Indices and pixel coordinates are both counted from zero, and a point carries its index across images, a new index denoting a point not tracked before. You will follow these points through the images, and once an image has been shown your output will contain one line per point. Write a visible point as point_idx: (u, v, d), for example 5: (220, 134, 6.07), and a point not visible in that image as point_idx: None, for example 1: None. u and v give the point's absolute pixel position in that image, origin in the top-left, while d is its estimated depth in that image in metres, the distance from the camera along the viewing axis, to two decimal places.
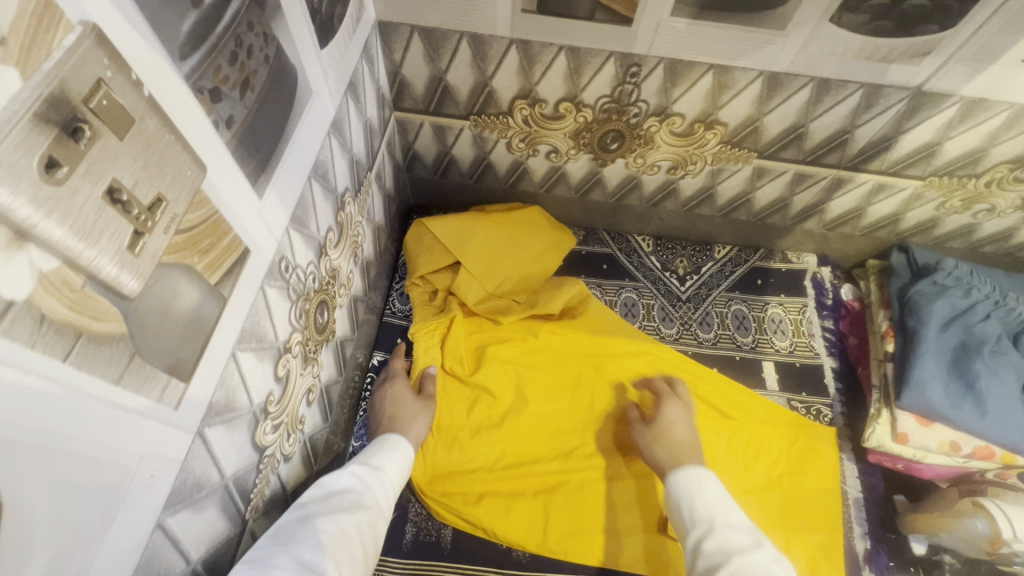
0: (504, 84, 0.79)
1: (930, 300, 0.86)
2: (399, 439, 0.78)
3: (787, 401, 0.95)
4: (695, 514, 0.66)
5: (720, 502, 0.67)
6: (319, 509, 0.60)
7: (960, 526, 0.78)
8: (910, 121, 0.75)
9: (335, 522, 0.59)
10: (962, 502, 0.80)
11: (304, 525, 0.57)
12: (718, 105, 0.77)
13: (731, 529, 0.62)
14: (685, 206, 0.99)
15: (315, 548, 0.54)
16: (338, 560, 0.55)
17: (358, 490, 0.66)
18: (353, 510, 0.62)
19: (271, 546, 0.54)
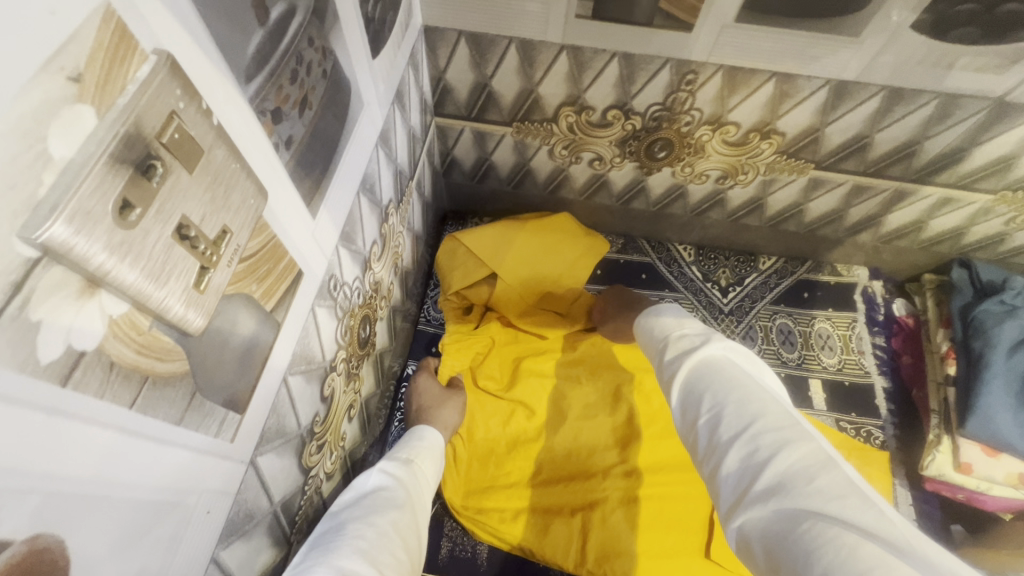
0: (550, 90, 0.76)
1: (997, 321, 0.81)
2: (430, 432, 0.75)
3: (835, 421, 0.91)
4: (658, 334, 0.58)
5: (675, 322, 0.58)
6: (353, 515, 0.53)
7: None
8: (986, 132, 0.70)
9: (371, 522, 0.51)
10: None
11: (337, 531, 0.50)
12: (777, 114, 0.73)
13: (685, 333, 0.54)
14: (731, 215, 0.95)
15: (354, 551, 0.46)
16: (379, 560, 0.47)
17: (390, 488, 0.59)
18: (390, 509, 0.55)
19: (305, 558, 0.47)
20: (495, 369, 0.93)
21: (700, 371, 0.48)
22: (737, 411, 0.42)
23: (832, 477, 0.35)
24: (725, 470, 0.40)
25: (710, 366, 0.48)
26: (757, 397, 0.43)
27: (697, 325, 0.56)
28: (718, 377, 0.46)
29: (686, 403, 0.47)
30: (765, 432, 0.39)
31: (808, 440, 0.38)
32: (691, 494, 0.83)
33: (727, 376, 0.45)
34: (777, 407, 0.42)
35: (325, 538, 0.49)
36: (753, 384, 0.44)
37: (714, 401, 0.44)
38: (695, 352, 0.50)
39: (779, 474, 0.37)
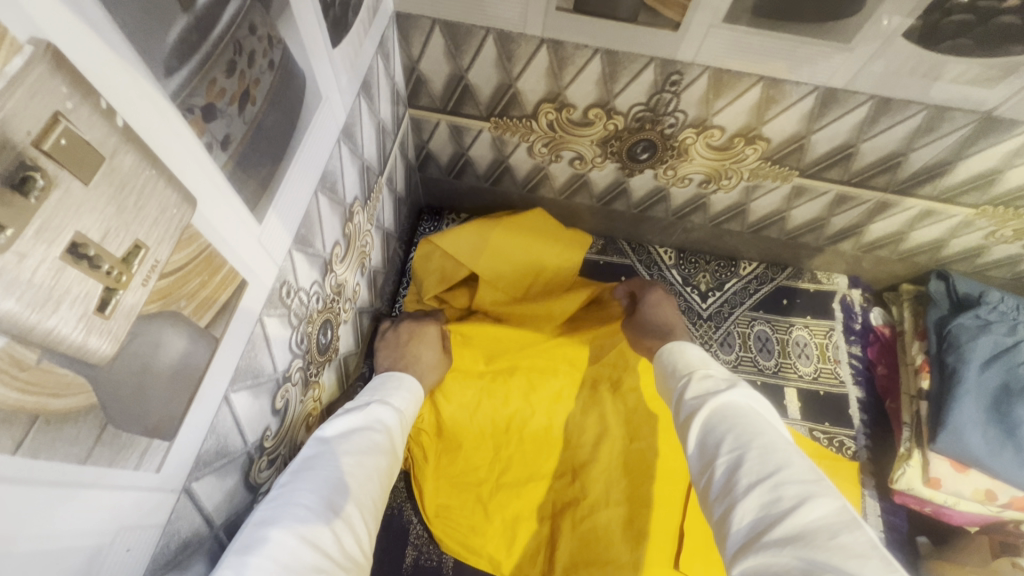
0: (529, 85, 0.72)
1: (970, 336, 0.82)
2: (412, 382, 0.71)
3: (809, 431, 0.91)
4: (680, 365, 0.63)
5: (699, 360, 0.62)
6: (336, 444, 0.51)
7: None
8: (973, 147, 0.69)
9: (360, 463, 0.50)
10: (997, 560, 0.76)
11: (323, 459, 0.49)
12: (763, 120, 0.70)
13: (710, 373, 0.58)
14: (714, 220, 0.93)
15: (337, 488, 0.46)
16: (362, 505, 0.48)
17: (377, 429, 0.57)
18: (374, 449, 0.54)
19: (293, 480, 0.46)
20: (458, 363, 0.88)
21: (724, 415, 0.51)
22: (760, 457, 0.45)
23: (854, 536, 0.37)
24: (741, 514, 0.43)
25: (736, 411, 0.51)
26: (781, 449, 0.46)
27: (720, 370, 0.60)
28: (744, 423, 0.49)
29: (705, 443, 0.51)
30: (788, 483, 0.42)
31: (829, 497, 0.41)
32: (667, 503, 0.81)
33: (754, 424, 0.49)
34: (801, 461, 0.45)
35: (315, 461, 0.49)
36: (777, 434, 0.48)
37: (737, 444, 0.48)
38: (722, 395, 0.54)
39: (798, 526, 0.39)
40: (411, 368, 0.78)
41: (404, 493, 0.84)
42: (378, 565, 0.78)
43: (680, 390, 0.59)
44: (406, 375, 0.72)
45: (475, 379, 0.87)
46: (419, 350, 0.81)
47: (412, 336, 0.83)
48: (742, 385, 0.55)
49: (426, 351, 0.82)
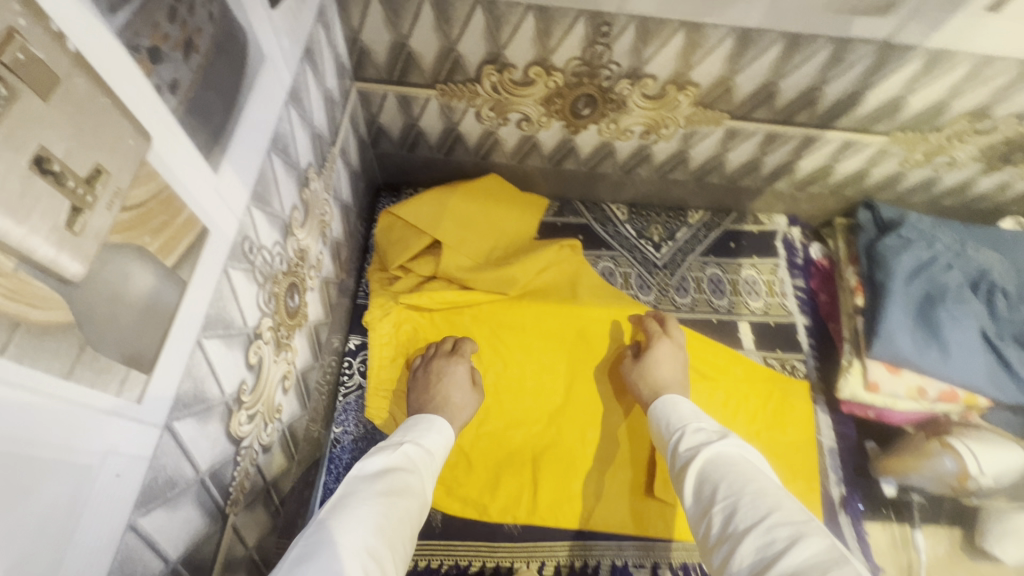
0: (469, 48, 0.75)
1: (895, 253, 0.89)
2: (445, 424, 0.76)
3: (764, 358, 0.98)
4: (674, 418, 0.71)
5: (691, 412, 0.71)
6: (369, 490, 0.57)
7: (927, 464, 0.84)
8: (877, 76, 0.75)
9: (392, 505, 0.57)
10: (929, 442, 0.85)
11: (359, 503, 0.55)
12: (690, 65, 0.75)
13: (702, 427, 0.66)
14: (659, 171, 0.98)
15: (370, 530, 0.52)
16: (391, 545, 0.53)
17: (408, 471, 0.63)
18: (403, 493, 0.60)
19: (331, 521, 0.52)
20: (428, 323, 0.94)
21: (717, 462, 0.59)
22: (753, 503, 0.52)
23: (843, 569, 0.43)
24: (742, 555, 0.48)
25: (727, 459, 0.59)
26: (771, 494, 0.52)
27: (710, 424, 0.68)
28: (735, 471, 0.56)
29: (702, 492, 0.57)
30: (779, 526, 0.48)
31: (818, 536, 0.47)
32: (637, 437, 0.90)
33: (743, 472, 0.56)
34: (791, 505, 0.51)
35: (350, 505, 0.55)
36: (766, 480, 0.55)
37: (732, 493, 0.54)
38: (711, 445, 0.61)
39: (793, 564, 0.44)
40: (440, 412, 0.80)
41: None
42: None
43: (675, 442, 0.66)
44: (434, 423, 0.75)
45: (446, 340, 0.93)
46: (447, 390, 0.82)
47: (440, 376, 0.84)
48: (731, 435, 0.63)
49: (454, 390, 0.83)
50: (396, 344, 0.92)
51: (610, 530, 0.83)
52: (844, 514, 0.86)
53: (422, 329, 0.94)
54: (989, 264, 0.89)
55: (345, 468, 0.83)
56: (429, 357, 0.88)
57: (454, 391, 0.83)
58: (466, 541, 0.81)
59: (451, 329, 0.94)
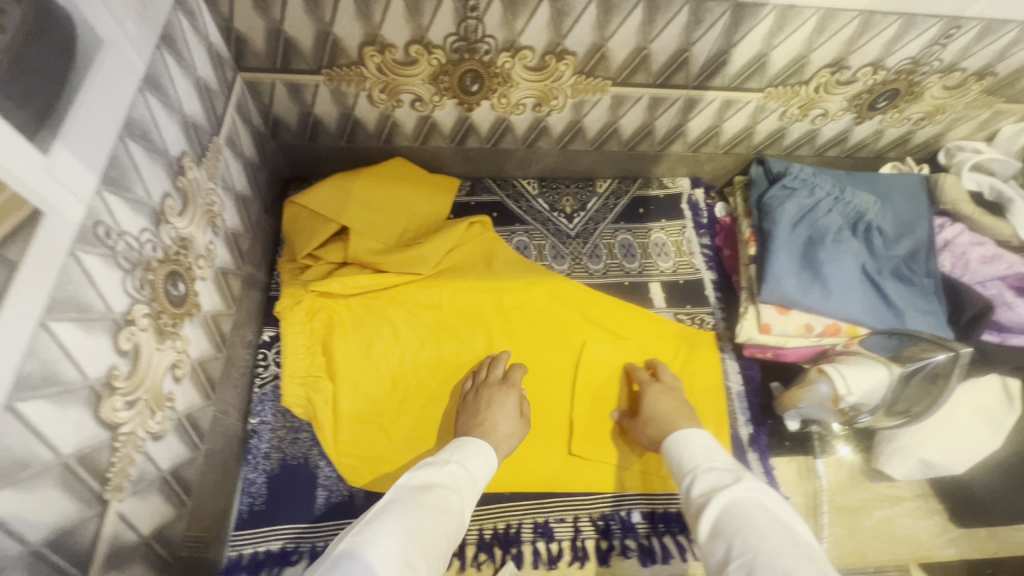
0: (345, 30, 0.76)
1: (780, 202, 0.95)
2: (492, 451, 0.78)
3: (674, 315, 1.03)
4: (686, 457, 0.75)
5: (703, 450, 0.75)
6: (413, 504, 0.62)
7: (808, 393, 0.87)
8: (737, 34, 0.80)
9: (432, 521, 0.61)
10: (810, 371, 0.87)
11: (402, 513, 0.60)
12: (562, 34, 0.79)
13: (716, 471, 0.70)
14: (559, 142, 1.01)
15: (410, 541, 0.57)
16: (425, 556, 0.57)
17: (451, 489, 0.67)
18: (440, 508, 0.63)
19: (375, 524, 0.58)
20: (343, 308, 0.94)
21: (734, 513, 0.63)
22: (768, 564, 0.54)
23: None
24: None
25: (744, 509, 0.63)
26: (789, 557, 0.55)
27: (724, 463, 0.73)
28: (752, 525, 0.60)
29: (720, 541, 0.61)
30: None
31: None
32: (556, 399, 0.94)
33: (762, 526, 0.60)
34: (806, 568, 0.53)
35: (392, 513, 0.60)
36: (782, 538, 0.57)
37: (750, 551, 0.57)
38: (729, 492, 0.66)
39: None
40: (485, 436, 0.80)
41: (309, 442, 0.86)
42: (290, 512, 0.81)
43: (691, 485, 0.71)
44: (483, 451, 0.76)
45: (363, 324, 0.94)
46: (495, 417, 0.83)
47: (490, 403, 0.85)
48: (747, 479, 0.67)
49: (502, 418, 0.83)
50: (311, 332, 0.92)
51: (530, 490, 0.87)
52: (751, 451, 0.92)
53: (337, 315, 0.93)
54: (866, 206, 0.95)
55: (264, 458, 0.83)
56: (480, 381, 0.90)
57: (504, 419, 0.83)
58: None
59: (368, 313, 0.95)
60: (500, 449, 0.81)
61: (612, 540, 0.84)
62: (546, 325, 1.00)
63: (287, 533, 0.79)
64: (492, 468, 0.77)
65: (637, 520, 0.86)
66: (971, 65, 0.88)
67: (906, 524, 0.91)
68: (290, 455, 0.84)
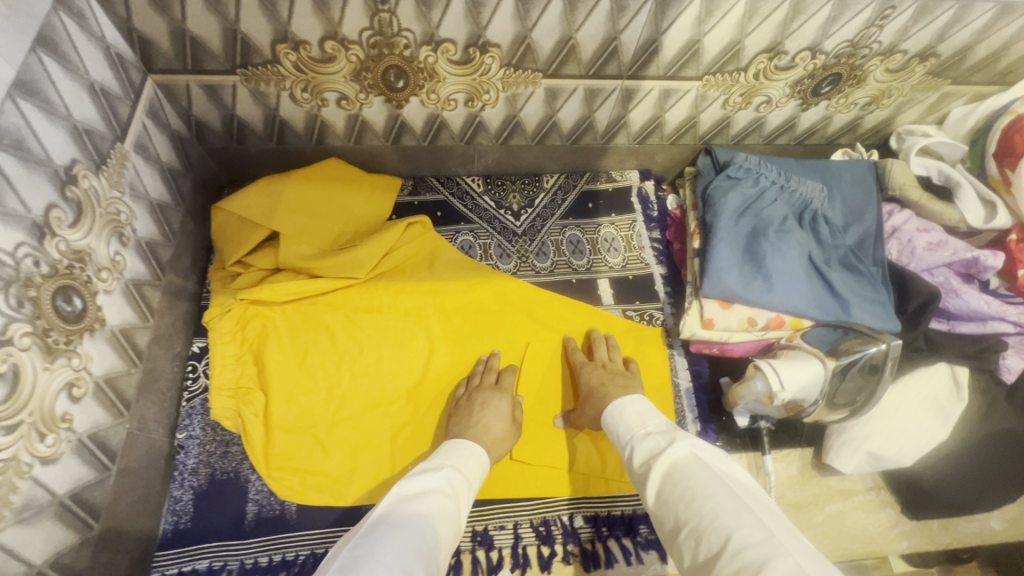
0: (253, 27, 0.73)
1: (723, 194, 0.92)
2: (483, 452, 0.76)
3: (623, 311, 1.01)
4: (623, 427, 0.75)
5: (637, 415, 0.75)
6: (412, 513, 0.59)
7: (746, 389, 0.83)
8: (665, 20, 0.77)
9: (429, 529, 0.58)
10: (748, 369, 0.84)
11: (400, 524, 0.57)
12: (482, 25, 0.75)
13: (651, 435, 0.70)
14: (498, 138, 0.99)
15: (411, 549, 0.54)
16: (426, 565, 0.54)
17: (445, 496, 0.65)
18: (437, 516, 0.61)
19: (372, 539, 0.55)
20: (276, 316, 0.91)
21: (675, 477, 0.63)
22: (715, 526, 0.56)
23: None
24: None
25: (683, 471, 0.63)
26: (730, 512, 0.56)
27: (659, 424, 0.73)
28: (692, 486, 0.61)
29: (666, 506, 0.62)
30: (744, 551, 0.52)
31: (780, 556, 0.50)
32: None
33: (701, 485, 0.60)
34: (749, 521, 0.55)
35: (390, 525, 0.57)
36: (722, 492, 0.59)
37: (694, 514, 0.58)
38: (665, 457, 0.66)
39: None
40: (477, 439, 0.78)
41: (239, 456, 0.83)
42: (218, 529, 0.78)
43: (631, 453, 0.71)
44: (474, 454, 0.75)
45: (298, 331, 0.91)
46: (487, 420, 0.82)
47: (483, 406, 0.83)
48: (681, 438, 0.67)
49: (494, 421, 0.82)
50: (242, 342, 0.89)
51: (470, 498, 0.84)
52: None
53: (270, 323, 0.91)
54: (812, 194, 0.93)
55: (191, 474, 0.81)
56: (473, 386, 0.88)
57: (495, 422, 0.82)
58: (325, 529, 0.81)
59: (304, 321, 0.92)
60: (494, 451, 0.79)
61: (553, 545, 0.83)
62: (488, 326, 0.97)
63: (214, 551, 0.77)
64: (484, 471, 0.76)
65: (579, 524, 0.84)
66: (912, 46, 0.85)
67: (857, 518, 0.89)
68: (219, 470, 0.81)
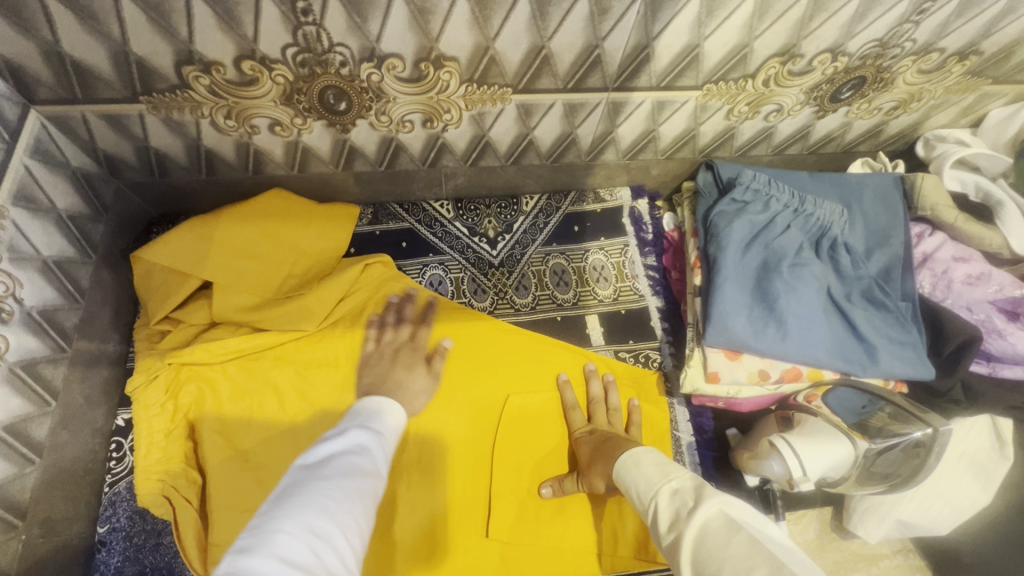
0: (148, 48, 0.59)
1: (728, 220, 0.79)
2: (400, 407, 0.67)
3: (615, 353, 0.89)
4: (641, 483, 0.63)
5: (658, 469, 0.64)
6: (328, 473, 0.47)
7: (759, 467, 0.72)
8: (657, 23, 0.63)
9: (344, 482, 0.47)
10: (762, 443, 0.72)
11: (309, 487, 0.45)
12: (432, 36, 0.61)
13: (676, 491, 0.59)
14: (467, 159, 0.85)
15: (324, 511, 0.42)
16: (341, 524, 0.43)
17: (359, 450, 0.53)
18: (358, 472, 0.49)
19: (279, 506, 0.42)
20: (213, 378, 0.78)
21: (710, 545, 0.50)
22: None
23: None
24: None
25: (718, 537, 0.50)
26: None
27: (684, 477, 0.61)
28: (729, 558, 0.47)
29: None
30: None
31: None
32: (475, 469, 0.80)
33: (737, 557, 0.47)
34: None
35: (298, 488, 0.44)
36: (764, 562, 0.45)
37: None
38: (694, 518, 0.53)
39: None
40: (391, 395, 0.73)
41: (173, 548, 0.72)
42: None
43: (655, 516, 0.59)
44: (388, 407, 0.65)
45: (240, 395, 0.78)
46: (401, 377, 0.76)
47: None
48: (708, 493, 0.55)
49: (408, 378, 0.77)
50: (174, 413, 0.76)
51: None
52: None
53: (207, 387, 0.78)
54: (831, 219, 0.79)
55: (116, 573, 0.70)
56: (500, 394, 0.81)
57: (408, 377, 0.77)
58: None
59: (248, 381, 0.79)
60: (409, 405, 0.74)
61: None
62: (464, 374, 0.84)
63: None
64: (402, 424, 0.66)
65: None
66: (952, 44, 0.72)
67: None
68: (149, 566, 0.71)
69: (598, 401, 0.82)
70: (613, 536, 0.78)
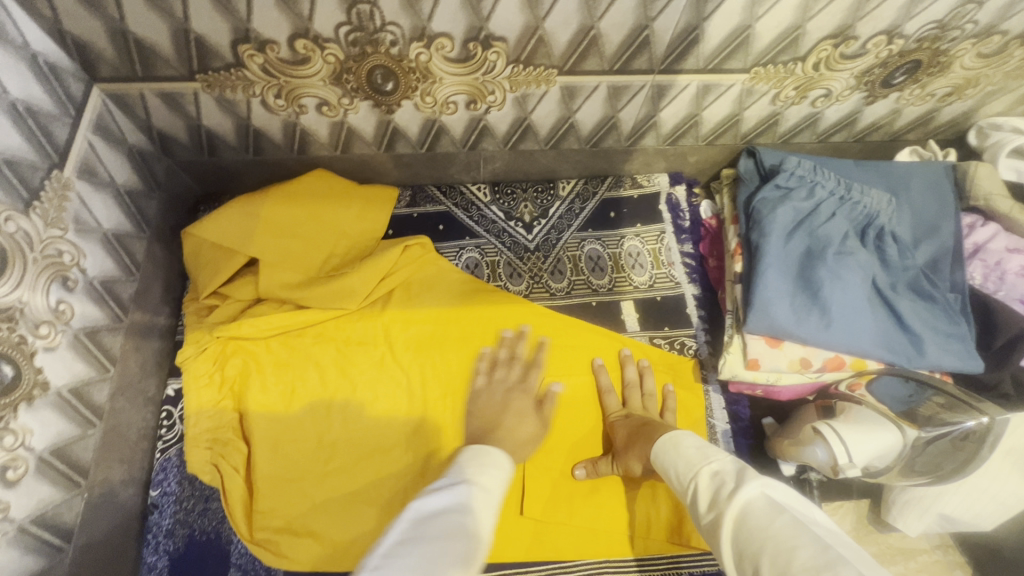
0: (208, 26, 0.61)
1: (771, 207, 0.78)
2: (499, 454, 0.63)
3: (650, 339, 0.89)
4: (681, 465, 0.63)
5: (699, 452, 0.63)
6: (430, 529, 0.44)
7: (802, 454, 0.71)
8: (709, 3, 0.62)
9: (450, 541, 0.43)
10: (805, 429, 0.72)
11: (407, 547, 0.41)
12: (483, 16, 0.62)
13: (717, 471, 0.58)
14: (506, 142, 0.86)
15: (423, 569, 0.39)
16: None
17: (457, 505, 0.49)
18: (462, 529, 0.45)
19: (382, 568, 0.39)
20: (258, 353, 0.81)
21: (751, 525, 0.50)
22: None
23: None
24: None
25: (760, 517, 0.50)
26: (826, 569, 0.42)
27: (724, 460, 0.61)
28: (772, 537, 0.47)
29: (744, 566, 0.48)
30: None
31: None
32: None
33: (781, 536, 0.46)
34: None
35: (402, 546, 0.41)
36: (808, 544, 0.45)
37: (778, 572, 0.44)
38: (735, 498, 0.53)
39: None
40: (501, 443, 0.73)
41: (219, 515, 0.74)
42: None
43: (694, 496, 0.59)
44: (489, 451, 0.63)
45: (281, 371, 0.80)
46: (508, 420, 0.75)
47: (505, 405, 0.77)
48: (751, 474, 0.55)
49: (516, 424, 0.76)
50: (220, 385, 0.79)
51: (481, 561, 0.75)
52: None
53: (251, 361, 0.80)
54: (879, 207, 0.77)
55: (167, 535, 0.73)
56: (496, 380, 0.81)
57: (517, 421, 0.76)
58: None
59: (289, 356, 0.81)
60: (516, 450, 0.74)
61: None
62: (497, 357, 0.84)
63: None
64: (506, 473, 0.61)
65: None
66: (1016, 25, 0.70)
67: None
68: (198, 530, 0.73)
69: (634, 387, 0.82)
70: (648, 519, 0.78)
